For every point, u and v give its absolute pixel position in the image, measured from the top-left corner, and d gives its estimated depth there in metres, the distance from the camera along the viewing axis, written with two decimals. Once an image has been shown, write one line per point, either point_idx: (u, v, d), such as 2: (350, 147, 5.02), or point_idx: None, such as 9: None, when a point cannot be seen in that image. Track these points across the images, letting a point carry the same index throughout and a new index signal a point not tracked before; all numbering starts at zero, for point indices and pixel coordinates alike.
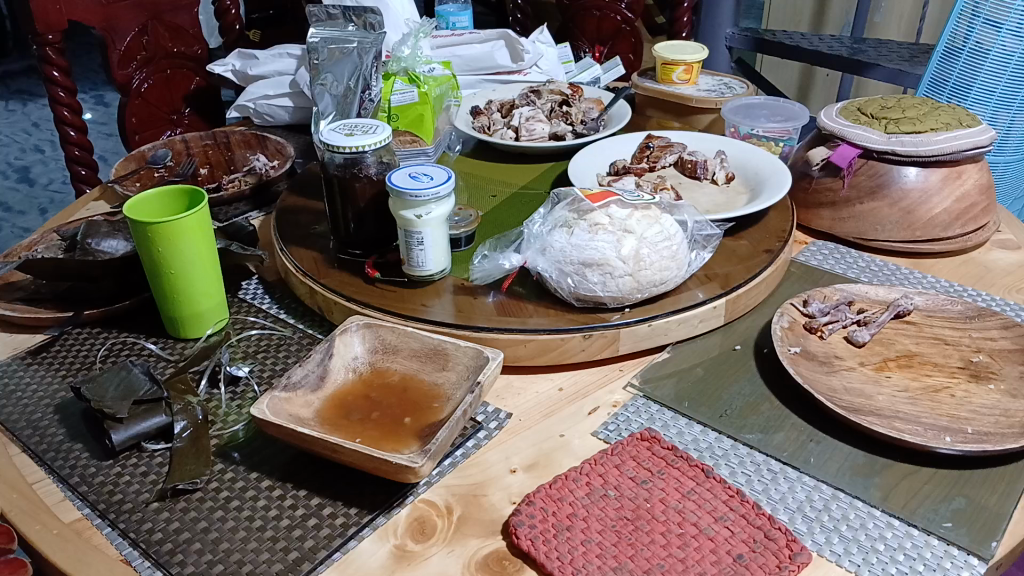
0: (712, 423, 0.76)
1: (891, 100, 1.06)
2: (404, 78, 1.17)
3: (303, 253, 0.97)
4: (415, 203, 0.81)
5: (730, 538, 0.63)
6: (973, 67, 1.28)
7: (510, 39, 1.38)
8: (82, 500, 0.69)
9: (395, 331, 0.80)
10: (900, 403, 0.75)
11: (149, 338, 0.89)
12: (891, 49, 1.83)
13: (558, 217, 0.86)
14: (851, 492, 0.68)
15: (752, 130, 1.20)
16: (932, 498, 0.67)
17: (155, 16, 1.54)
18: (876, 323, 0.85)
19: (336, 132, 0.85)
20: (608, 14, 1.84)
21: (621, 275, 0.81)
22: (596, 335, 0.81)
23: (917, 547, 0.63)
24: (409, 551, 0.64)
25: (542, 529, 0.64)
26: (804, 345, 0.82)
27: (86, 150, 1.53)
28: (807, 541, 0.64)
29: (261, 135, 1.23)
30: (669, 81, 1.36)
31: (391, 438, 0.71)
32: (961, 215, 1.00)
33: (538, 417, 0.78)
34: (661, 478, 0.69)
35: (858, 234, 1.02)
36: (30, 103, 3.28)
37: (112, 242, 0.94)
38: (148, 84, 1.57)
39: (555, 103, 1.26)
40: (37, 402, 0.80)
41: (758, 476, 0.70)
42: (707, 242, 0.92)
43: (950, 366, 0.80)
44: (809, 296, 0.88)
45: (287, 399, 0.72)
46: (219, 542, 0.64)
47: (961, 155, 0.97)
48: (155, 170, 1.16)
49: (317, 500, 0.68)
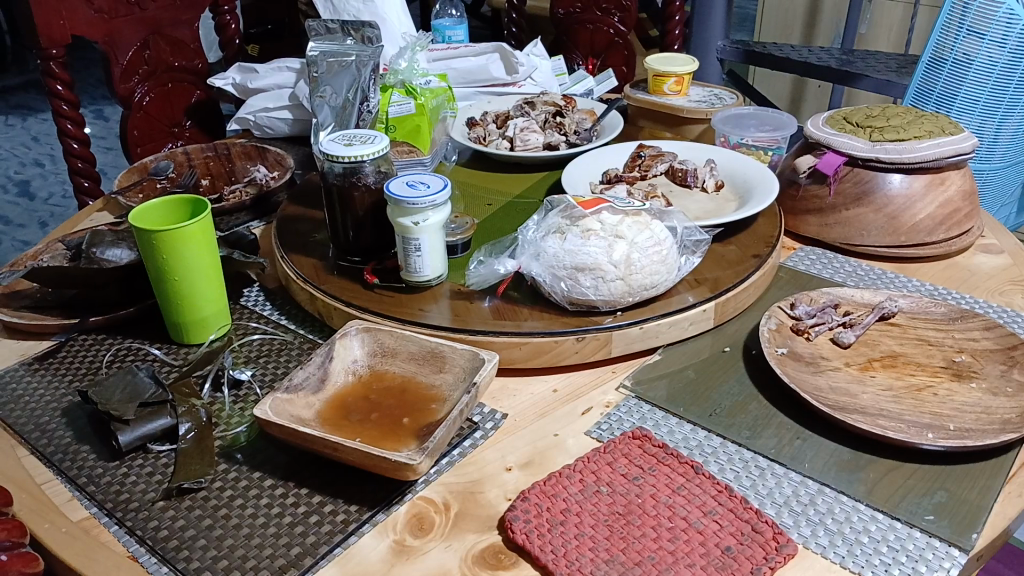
0: (702, 422, 0.78)
1: (876, 109, 1.09)
2: (401, 91, 1.20)
3: (304, 261, 1.00)
4: (413, 210, 0.83)
5: (718, 531, 0.65)
6: (958, 77, 1.31)
7: (505, 52, 1.41)
8: (90, 499, 0.71)
9: (393, 335, 0.82)
10: (884, 401, 0.78)
11: (154, 344, 0.91)
12: (879, 60, 1.87)
13: (551, 224, 0.89)
14: (837, 486, 0.70)
15: (741, 140, 1.23)
16: (915, 493, 0.69)
17: (157, 31, 1.57)
18: (861, 325, 0.87)
19: (336, 143, 0.88)
20: (601, 27, 1.87)
21: (613, 279, 0.84)
22: (588, 337, 0.84)
23: (900, 539, 0.65)
24: (407, 546, 0.66)
25: (536, 523, 0.66)
26: (791, 346, 0.85)
27: (88, 162, 1.55)
28: (794, 534, 0.66)
29: (260, 147, 1.26)
30: (661, 92, 1.39)
31: (390, 437, 0.73)
32: (946, 219, 1.02)
33: (533, 417, 0.80)
34: (652, 475, 0.71)
35: (845, 240, 1.05)
36: (30, 118, 3.32)
37: (117, 251, 0.96)
38: (149, 97, 1.60)
39: (549, 114, 1.28)
40: (44, 406, 0.82)
41: (746, 473, 0.72)
42: (696, 247, 0.95)
43: (933, 366, 0.82)
44: (796, 300, 0.91)
45: (289, 400, 0.74)
46: (223, 539, 0.66)
47: (944, 162, 1.00)
48: (157, 182, 1.20)
49: (319, 498, 0.70)
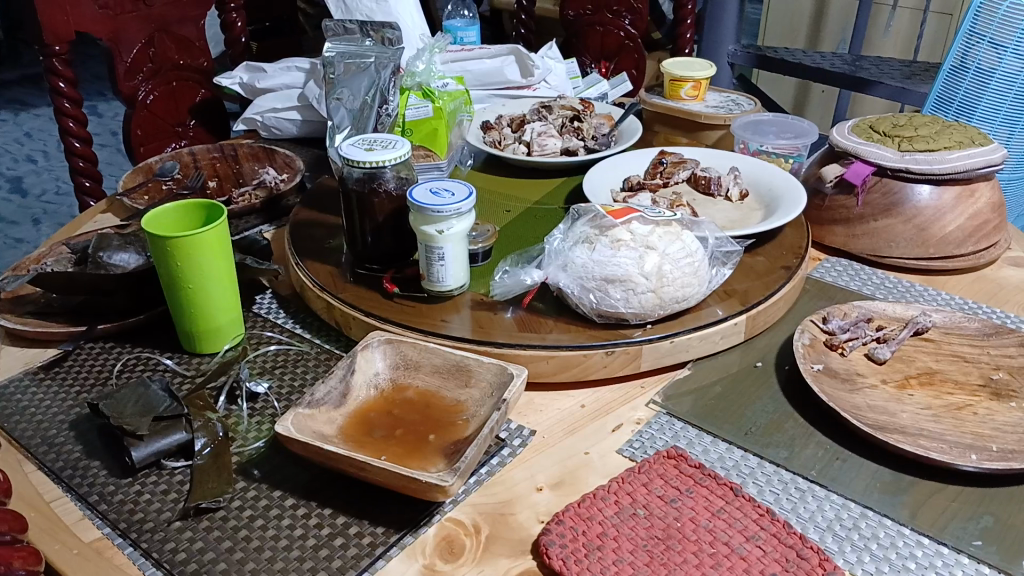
0: (737, 441, 0.75)
1: (902, 117, 1.07)
2: (418, 93, 1.12)
3: (319, 267, 0.96)
4: (436, 218, 0.81)
5: (762, 558, 0.63)
6: (979, 86, 1.29)
7: (520, 54, 1.37)
8: (102, 519, 0.68)
9: (416, 347, 0.79)
10: (924, 421, 0.75)
11: (165, 354, 0.87)
12: (893, 67, 1.85)
13: (579, 233, 0.86)
14: (880, 510, 0.68)
15: (761, 147, 1.21)
16: (961, 517, 0.67)
17: (163, 28, 1.53)
18: (896, 340, 0.85)
19: (356, 147, 0.85)
20: (612, 30, 1.84)
21: (644, 292, 0.81)
22: (618, 351, 0.81)
23: (948, 566, 0.63)
24: (438, 571, 0.64)
25: (572, 548, 0.63)
26: (826, 362, 0.83)
27: (90, 161, 1.51)
28: (839, 560, 0.64)
29: (269, 148, 1.24)
30: (678, 97, 1.36)
31: (416, 456, 0.70)
32: (974, 232, 1.00)
33: (561, 434, 0.78)
34: (690, 497, 0.68)
35: (872, 251, 1.03)
36: (24, 112, 3.27)
37: (123, 255, 0.93)
38: (153, 96, 1.55)
39: (566, 118, 1.25)
40: (52, 418, 0.78)
41: (785, 495, 0.70)
42: (727, 259, 0.91)
43: (971, 384, 0.80)
44: (829, 313, 0.88)
45: (310, 416, 0.71)
46: (246, 562, 0.63)
47: (974, 173, 0.98)
48: (162, 183, 1.18)
49: (343, 518, 0.67)
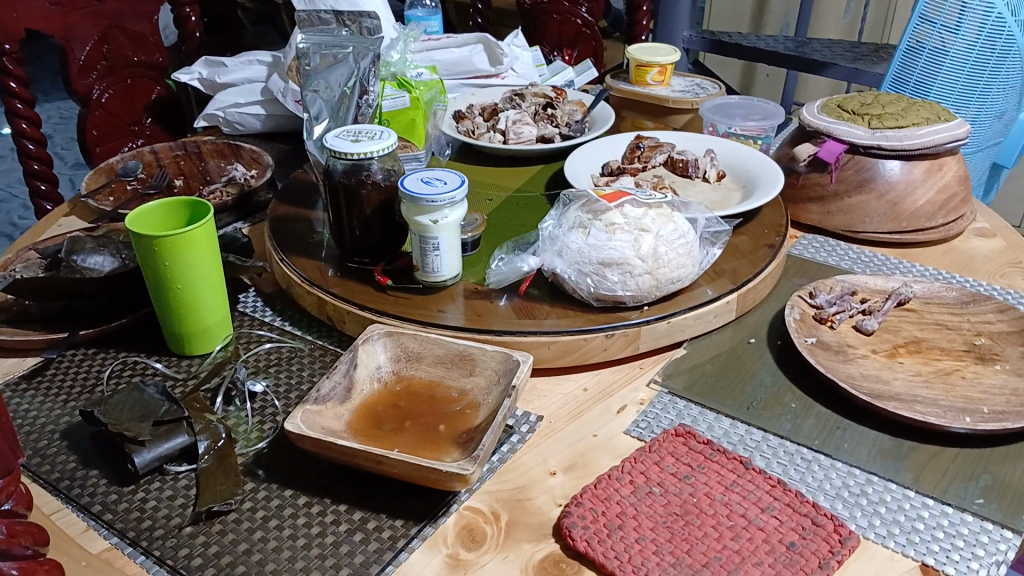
0: (741, 416, 0.77)
1: (869, 96, 1.10)
2: (393, 83, 1.14)
3: (306, 262, 0.95)
4: (430, 208, 0.80)
5: (780, 527, 0.64)
6: (934, 65, 1.33)
7: (488, 43, 1.37)
8: (109, 528, 0.66)
9: (417, 338, 0.79)
10: (917, 387, 0.78)
11: (153, 357, 0.85)
12: (843, 48, 1.89)
13: (572, 218, 0.86)
14: (884, 475, 0.70)
15: (729, 129, 1.23)
16: (960, 478, 0.70)
17: (115, 23, 1.47)
18: (882, 312, 0.87)
19: (342, 138, 0.84)
20: (568, 18, 1.85)
21: (640, 274, 0.82)
22: (617, 333, 0.82)
23: (955, 524, 0.66)
24: (462, 559, 0.63)
25: (595, 529, 0.64)
26: (818, 336, 0.85)
27: (44, 164, 1.46)
28: (852, 525, 0.66)
29: (234, 144, 1.21)
30: (644, 83, 1.37)
31: (429, 447, 0.70)
32: (944, 205, 1.04)
33: (567, 417, 0.78)
34: (703, 472, 0.69)
35: (847, 227, 1.06)
36: None
37: (98, 258, 0.89)
38: (108, 94, 1.50)
39: (539, 106, 1.26)
40: (41, 429, 0.75)
41: (793, 465, 0.71)
42: (716, 239, 0.93)
43: (956, 350, 0.83)
44: (815, 288, 0.90)
45: (318, 412, 0.70)
46: (265, 563, 0.62)
47: (941, 148, 1.01)
48: (127, 183, 1.15)
49: (359, 514, 0.66)
